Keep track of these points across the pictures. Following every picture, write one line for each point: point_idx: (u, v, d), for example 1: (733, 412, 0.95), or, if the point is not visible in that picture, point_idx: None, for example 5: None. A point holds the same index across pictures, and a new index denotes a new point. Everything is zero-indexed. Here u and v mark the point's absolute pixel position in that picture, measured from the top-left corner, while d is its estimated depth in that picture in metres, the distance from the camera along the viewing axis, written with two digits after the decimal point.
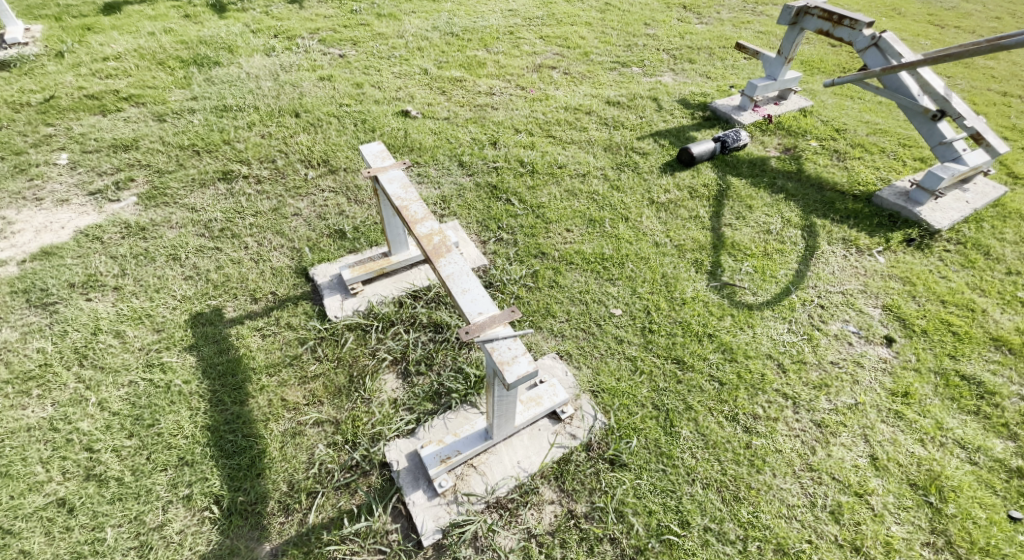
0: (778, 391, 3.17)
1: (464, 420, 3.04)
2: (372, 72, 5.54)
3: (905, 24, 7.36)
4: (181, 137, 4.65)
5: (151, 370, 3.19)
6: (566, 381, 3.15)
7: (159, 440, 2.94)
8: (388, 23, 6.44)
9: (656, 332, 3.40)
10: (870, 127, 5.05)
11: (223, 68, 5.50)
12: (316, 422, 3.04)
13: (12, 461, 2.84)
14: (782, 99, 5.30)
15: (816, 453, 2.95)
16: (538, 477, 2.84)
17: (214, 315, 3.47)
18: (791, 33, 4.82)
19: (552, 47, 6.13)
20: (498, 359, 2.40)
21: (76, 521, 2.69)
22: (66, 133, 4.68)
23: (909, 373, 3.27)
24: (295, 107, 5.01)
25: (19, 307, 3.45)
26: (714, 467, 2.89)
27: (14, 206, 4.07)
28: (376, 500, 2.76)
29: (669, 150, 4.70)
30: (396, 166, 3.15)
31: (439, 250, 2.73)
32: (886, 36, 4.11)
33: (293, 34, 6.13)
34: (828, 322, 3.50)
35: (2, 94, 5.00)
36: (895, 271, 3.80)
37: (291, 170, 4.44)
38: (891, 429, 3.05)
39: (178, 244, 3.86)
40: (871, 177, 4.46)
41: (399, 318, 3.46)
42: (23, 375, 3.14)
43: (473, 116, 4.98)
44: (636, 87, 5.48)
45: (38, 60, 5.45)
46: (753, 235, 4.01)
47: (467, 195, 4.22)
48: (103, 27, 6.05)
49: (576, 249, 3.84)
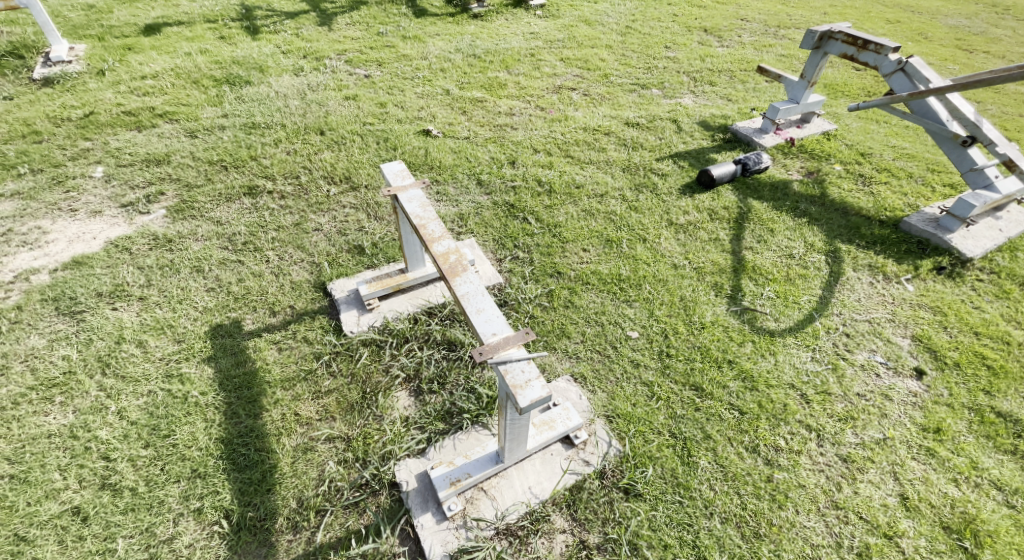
0: (801, 422, 3.06)
1: (475, 442, 3.00)
2: (396, 93, 5.64)
3: (932, 49, 7.24)
4: (211, 152, 4.78)
5: (170, 381, 3.23)
6: (580, 405, 3.10)
7: (174, 451, 2.97)
8: (412, 45, 6.58)
9: (673, 357, 3.33)
10: (898, 151, 4.94)
11: (253, 88, 5.66)
12: (328, 438, 3.03)
13: (31, 467, 2.89)
14: (805, 122, 5.23)
15: (841, 490, 2.83)
16: (549, 504, 2.77)
17: (233, 327, 3.51)
18: (815, 57, 4.77)
19: (573, 69, 6.18)
20: (511, 383, 2.37)
21: (89, 531, 2.71)
22: (103, 147, 4.85)
23: (940, 408, 3.13)
24: (321, 125, 5.12)
25: (48, 315, 3.54)
26: (733, 500, 2.79)
27: (50, 216, 4.21)
28: (384, 521, 2.73)
29: (689, 172, 4.65)
30: (416, 185, 3.17)
31: (455, 269, 2.73)
32: (913, 61, 4.04)
33: (322, 55, 6.29)
34: (854, 351, 3.39)
35: (45, 109, 5.21)
36: (925, 299, 3.67)
37: (314, 186, 4.51)
38: (922, 467, 2.91)
39: (202, 256, 3.93)
40: (898, 203, 4.35)
41: (413, 335, 3.46)
42: (47, 382, 3.21)
43: (493, 135, 5.02)
44: (656, 109, 5.47)
45: (81, 78, 5.69)
46: (774, 259, 3.92)
47: (485, 213, 4.23)
48: (143, 47, 6.29)
49: (593, 269, 3.80)
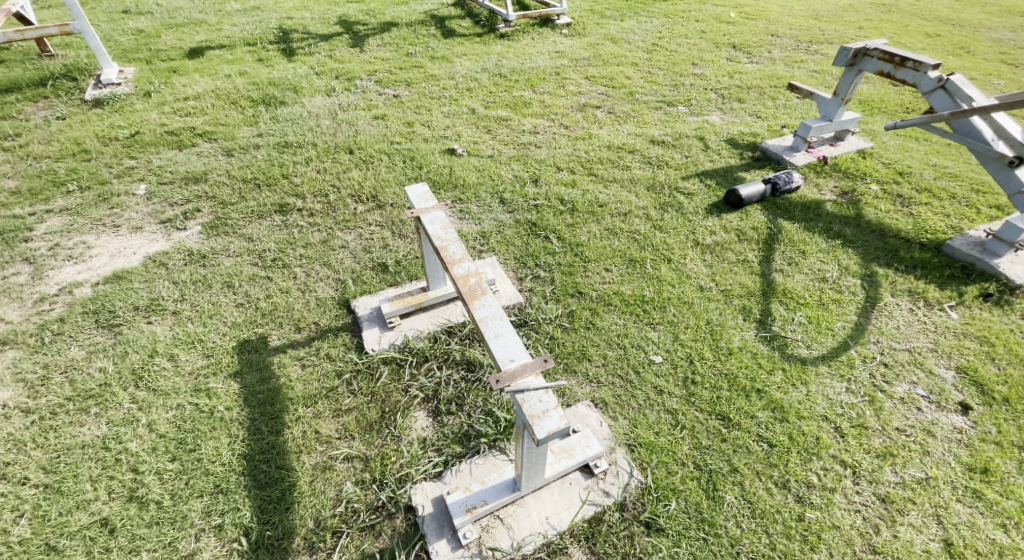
0: (836, 457, 2.91)
1: (492, 467, 2.95)
2: (423, 112, 5.71)
3: (976, 63, 6.95)
4: (245, 171, 4.92)
5: (197, 395, 3.29)
6: (601, 432, 3.01)
7: (199, 466, 3.01)
8: (440, 65, 6.67)
9: (699, 384, 3.21)
10: (939, 170, 4.72)
11: (287, 108, 5.81)
12: (346, 458, 3.03)
13: (64, 477, 2.97)
14: (839, 140, 5.07)
15: (880, 533, 2.67)
16: (566, 536, 2.69)
17: (259, 342, 3.56)
18: (849, 74, 4.62)
19: (598, 87, 6.15)
20: (528, 412, 2.31)
21: (115, 543, 2.76)
22: (146, 165, 5.04)
23: (988, 447, 2.93)
24: (349, 144, 5.21)
25: (88, 327, 3.66)
26: (761, 540, 2.66)
27: (94, 231, 4.38)
28: (399, 546, 2.70)
29: (716, 191, 4.54)
30: (439, 207, 3.17)
31: (474, 292, 2.70)
32: (955, 78, 3.86)
33: (353, 76, 6.43)
34: (893, 383, 3.21)
35: (95, 129, 5.46)
36: (970, 328, 3.46)
37: (341, 205, 4.58)
38: (968, 511, 2.73)
39: (233, 272, 4.02)
40: (941, 225, 4.14)
41: (433, 354, 3.45)
42: (84, 393, 3.30)
43: (517, 154, 5.02)
44: (683, 126, 5.38)
45: (129, 99, 5.95)
46: (807, 281, 3.78)
47: (506, 231, 4.20)
48: (187, 69, 6.55)
49: (615, 290, 3.73)
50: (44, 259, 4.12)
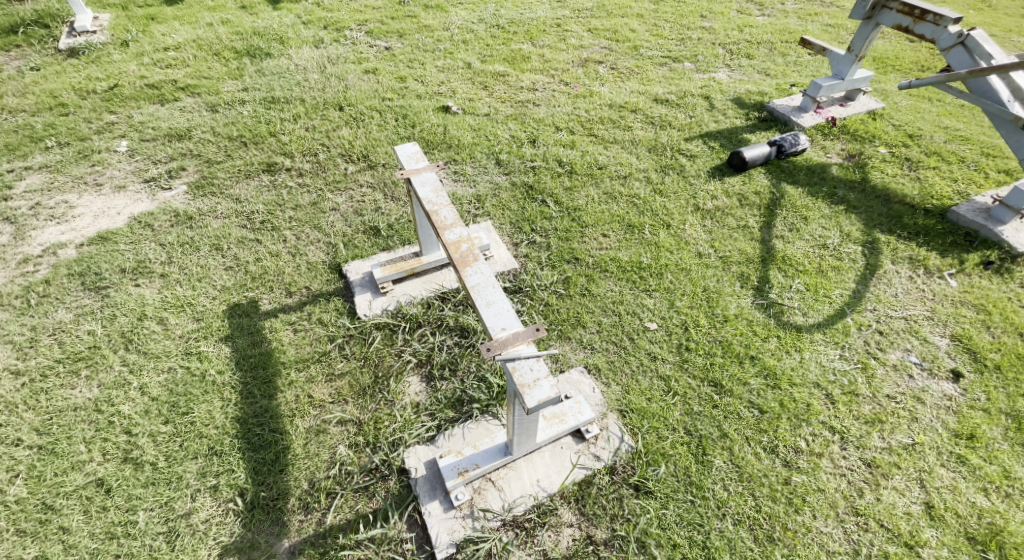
0: (825, 424, 2.93)
1: (484, 432, 2.96)
2: (416, 66, 5.49)
3: (995, 19, 6.70)
4: (231, 128, 4.74)
5: (189, 358, 3.26)
6: (593, 398, 3.01)
7: (192, 428, 3.00)
8: (434, 15, 6.37)
9: (693, 350, 3.20)
10: (948, 133, 4.61)
11: (274, 60, 5.57)
12: (340, 422, 3.03)
13: (58, 439, 2.96)
14: (848, 100, 4.91)
15: (863, 496, 2.71)
16: (556, 498, 2.72)
17: (250, 307, 3.50)
18: (865, 29, 4.42)
19: (600, 40, 5.90)
20: (519, 381, 2.29)
21: (111, 502, 2.77)
22: (127, 120, 4.85)
23: (976, 414, 2.96)
24: (339, 100, 5.01)
25: (74, 289, 3.59)
26: (747, 502, 2.70)
27: (76, 190, 4.24)
28: (393, 507, 2.72)
29: (719, 153, 4.43)
30: (430, 168, 3.06)
31: (466, 258, 2.64)
32: (975, 34, 3.72)
33: (342, 26, 6.15)
34: (886, 350, 3.21)
35: (71, 81, 5.23)
36: (968, 296, 3.45)
37: (332, 164, 4.44)
38: (951, 474, 2.77)
39: (221, 234, 3.92)
40: (947, 190, 4.07)
41: (426, 319, 3.42)
42: (73, 355, 3.26)
43: (514, 112, 4.85)
44: (687, 84, 5.19)
45: (105, 49, 5.68)
46: (806, 248, 3.72)
47: (502, 195, 4.10)
48: (166, 16, 6.24)
49: (612, 256, 3.67)
50: (26, 219, 4.00)
